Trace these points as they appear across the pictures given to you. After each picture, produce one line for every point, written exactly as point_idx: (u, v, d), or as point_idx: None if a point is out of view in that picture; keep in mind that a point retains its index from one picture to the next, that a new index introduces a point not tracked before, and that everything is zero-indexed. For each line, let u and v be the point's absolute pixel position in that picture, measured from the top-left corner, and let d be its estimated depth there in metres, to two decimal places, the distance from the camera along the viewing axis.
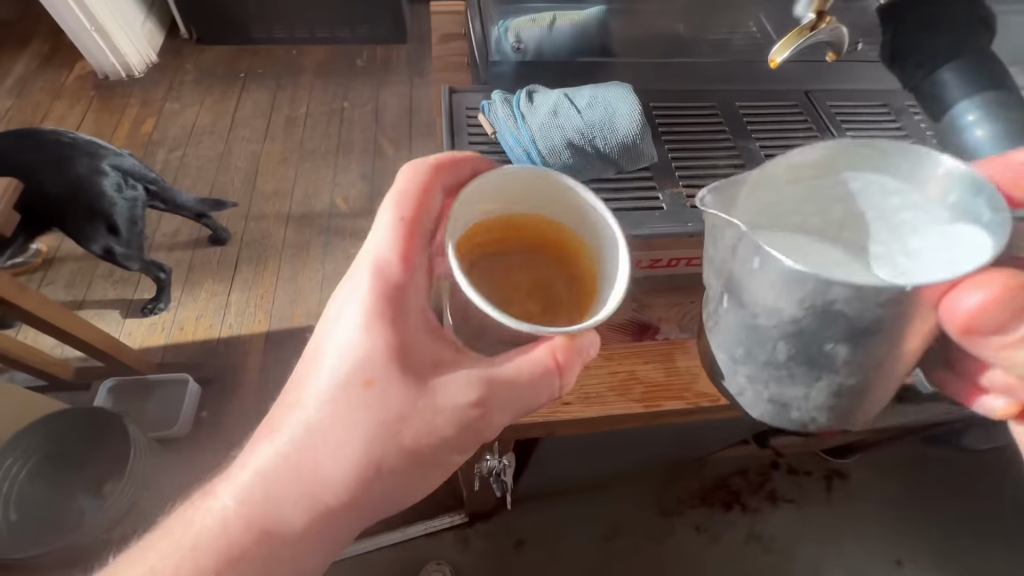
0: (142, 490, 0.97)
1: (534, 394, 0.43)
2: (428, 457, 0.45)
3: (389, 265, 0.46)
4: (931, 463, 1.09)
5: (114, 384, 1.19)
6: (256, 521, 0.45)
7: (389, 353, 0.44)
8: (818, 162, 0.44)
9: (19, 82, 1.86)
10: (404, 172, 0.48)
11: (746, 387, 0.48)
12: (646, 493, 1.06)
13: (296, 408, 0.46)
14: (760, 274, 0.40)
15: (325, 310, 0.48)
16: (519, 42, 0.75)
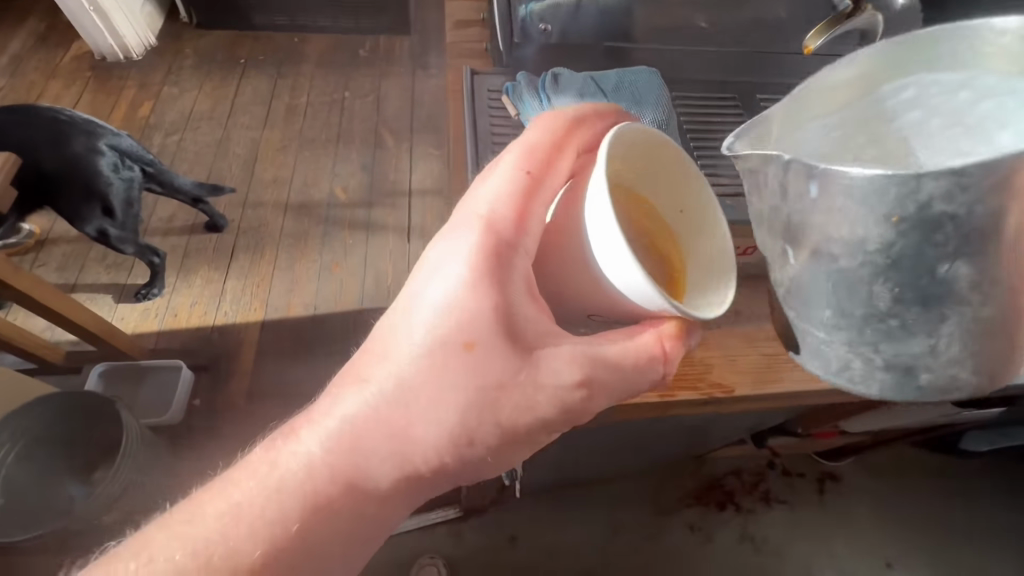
0: (135, 476, 0.96)
1: (636, 382, 0.42)
2: (522, 439, 0.42)
3: (503, 219, 0.41)
4: (921, 467, 1.10)
5: (105, 369, 1.17)
6: (345, 470, 0.40)
7: (497, 314, 0.40)
8: (853, 82, 0.41)
9: (13, 60, 1.83)
10: (538, 123, 0.44)
11: (842, 360, 0.40)
12: (642, 490, 1.06)
13: (387, 360, 0.41)
14: (825, 206, 0.34)
15: (424, 256, 0.43)
16: (546, 24, 0.65)
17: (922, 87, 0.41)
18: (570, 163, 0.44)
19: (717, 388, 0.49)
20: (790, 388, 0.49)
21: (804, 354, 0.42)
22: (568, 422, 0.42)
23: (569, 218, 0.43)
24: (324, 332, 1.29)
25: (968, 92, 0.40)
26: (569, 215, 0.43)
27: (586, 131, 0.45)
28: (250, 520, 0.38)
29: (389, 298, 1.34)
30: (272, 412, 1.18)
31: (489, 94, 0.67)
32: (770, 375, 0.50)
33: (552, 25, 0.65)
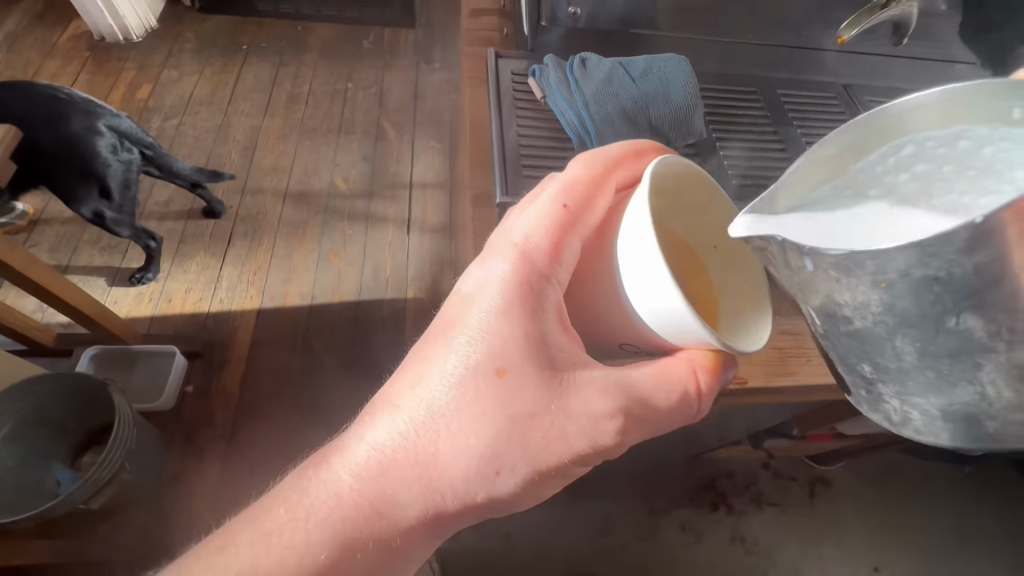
0: (125, 460, 0.95)
1: (669, 420, 0.42)
2: (554, 474, 0.40)
3: (537, 251, 0.42)
4: (910, 473, 1.11)
5: (97, 352, 1.15)
6: (372, 498, 0.39)
7: (529, 341, 0.40)
8: (834, 151, 0.36)
9: (9, 37, 1.80)
10: (581, 159, 0.45)
11: (892, 412, 0.31)
12: (636, 489, 1.06)
13: (420, 386, 0.41)
14: (815, 274, 0.28)
15: (458, 285, 0.44)
16: (575, 8, 0.66)
17: (924, 142, 0.33)
18: (608, 200, 0.45)
19: (733, 379, 0.48)
20: (802, 382, 0.49)
21: (863, 405, 0.33)
22: (601, 455, 0.41)
23: (603, 251, 0.44)
24: (320, 323, 1.27)
25: (978, 137, 0.31)
26: (600, 249, 0.44)
27: (625, 169, 0.46)
28: (279, 547, 0.38)
29: (387, 291, 1.33)
30: (264, 402, 1.16)
31: (513, 79, 0.65)
32: (784, 367, 0.50)
33: (581, 8, 0.66)
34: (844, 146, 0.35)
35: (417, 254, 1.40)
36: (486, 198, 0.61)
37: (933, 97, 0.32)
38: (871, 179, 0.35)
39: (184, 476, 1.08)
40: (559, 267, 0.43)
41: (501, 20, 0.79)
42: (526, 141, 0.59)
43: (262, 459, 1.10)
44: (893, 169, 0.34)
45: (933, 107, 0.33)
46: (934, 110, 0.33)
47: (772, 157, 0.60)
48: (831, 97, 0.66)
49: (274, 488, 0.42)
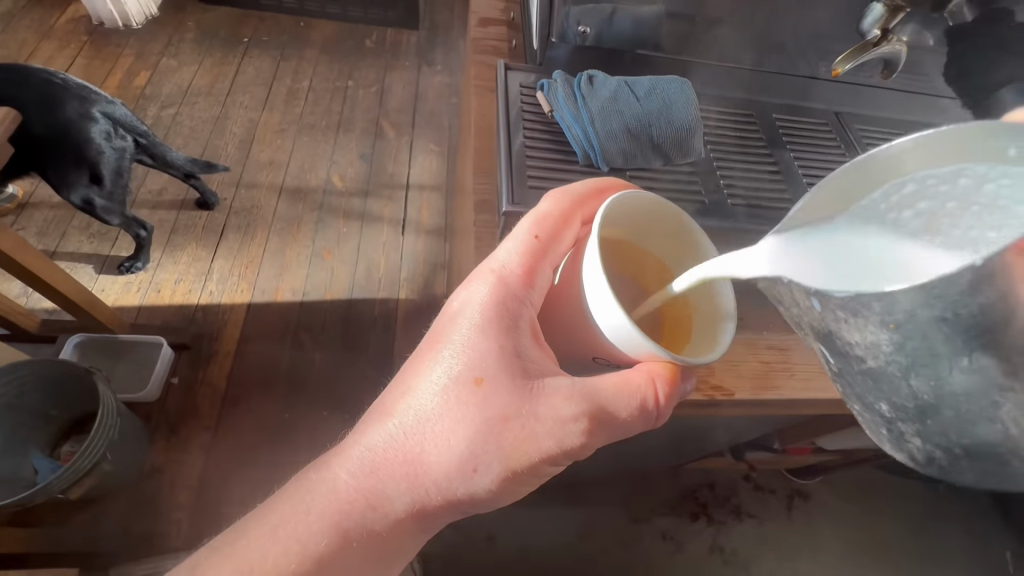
0: (107, 450, 0.94)
1: (631, 427, 0.42)
2: (528, 473, 0.41)
3: (512, 274, 0.43)
4: (884, 489, 1.14)
5: (82, 340, 1.14)
6: (361, 497, 0.40)
7: (505, 354, 0.41)
8: (831, 196, 0.36)
9: (4, 17, 1.77)
10: (550, 195, 0.46)
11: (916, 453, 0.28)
12: (619, 496, 1.07)
13: (407, 395, 0.42)
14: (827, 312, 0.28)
15: (445, 305, 0.45)
16: (584, 27, 0.67)
17: (925, 180, 0.32)
18: (575, 233, 0.46)
19: (719, 391, 0.50)
20: (786, 396, 0.51)
21: (886, 443, 0.30)
22: (569, 457, 0.41)
23: (571, 273, 0.44)
24: (311, 319, 1.27)
25: (976, 176, 0.30)
26: (572, 276, 0.45)
27: (593, 205, 0.47)
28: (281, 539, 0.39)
29: (379, 289, 1.33)
30: (250, 396, 1.16)
31: (521, 90, 0.66)
32: (769, 381, 0.51)
33: (590, 28, 0.67)
34: (838, 184, 0.35)
35: (411, 254, 1.40)
36: (486, 205, 0.63)
37: (905, 145, 0.32)
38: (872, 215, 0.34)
39: (168, 468, 1.06)
40: (533, 290, 0.44)
41: (507, 31, 0.80)
42: (531, 149, 0.60)
43: (246, 455, 1.09)
44: (897, 207, 0.33)
45: (918, 149, 0.32)
46: (915, 154, 0.33)
47: (766, 177, 0.62)
48: (823, 124, 0.68)
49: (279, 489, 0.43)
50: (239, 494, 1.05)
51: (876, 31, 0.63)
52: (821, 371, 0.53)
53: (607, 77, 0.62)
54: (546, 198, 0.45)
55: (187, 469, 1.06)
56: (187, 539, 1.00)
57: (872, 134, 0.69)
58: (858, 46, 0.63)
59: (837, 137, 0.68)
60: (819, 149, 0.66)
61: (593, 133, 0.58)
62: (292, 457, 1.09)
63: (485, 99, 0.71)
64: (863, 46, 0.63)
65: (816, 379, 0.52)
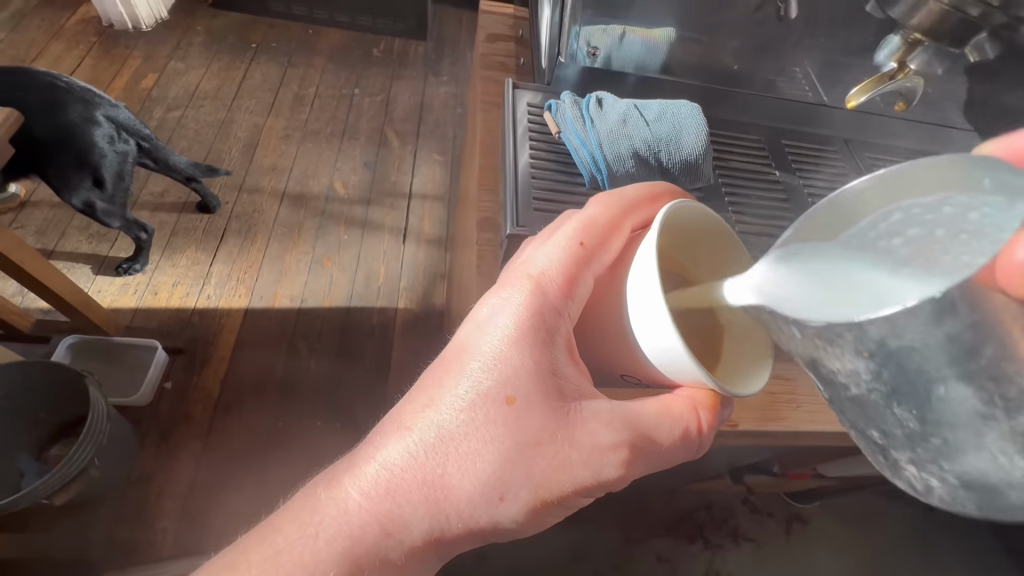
0: (95, 456, 0.92)
1: (671, 456, 0.41)
2: (558, 505, 0.39)
3: (550, 283, 0.42)
4: (883, 516, 1.12)
5: (75, 341, 1.12)
6: (378, 517, 0.38)
7: (539, 371, 0.40)
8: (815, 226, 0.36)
9: (15, 17, 1.78)
10: (598, 202, 0.46)
11: (914, 479, 0.31)
12: (615, 517, 1.05)
13: (432, 408, 0.41)
14: (810, 344, 0.33)
15: (472, 311, 0.45)
16: (593, 48, 0.67)
17: (910, 210, 0.33)
18: (621, 243, 0.45)
19: (724, 422, 0.48)
20: (790, 428, 0.49)
21: (886, 470, 0.34)
22: (603, 490, 0.40)
23: (614, 286, 0.43)
24: (308, 326, 1.26)
25: (959, 205, 0.31)
26: (612, 285, 0.44)
27: (642, 212, 0.47)
28: (285, 564, 0.37)
29: (378, 298, 1.33)
30: (244, 400, 1.15)
31: (528, 110, 0.65)
32: (774, 413, 0.50)
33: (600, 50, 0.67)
34: (823, 217, 0.36)
35: (411, 263, 1.40)
36: (489, 223, 0.62)
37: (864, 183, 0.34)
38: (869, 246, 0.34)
39: (160, 474, 1.05)
40: (570, 301, 0.43)
41: (515, 48, 0.81)
42: (536, 170, 0.60)
43: (237, 460, 1.08)
44: (886, 235, 0.34)
45: (878, 188, 0.33)
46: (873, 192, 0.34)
47: (775, 206, 0.61)
48: (832, 150, 0.68)
49: (285, 504, 0.42)
50: (227, 504, 1.03)
51: (892, 64, 0.63)
52: (826, 403, 0.51)
53: (618, 99, 0.62)
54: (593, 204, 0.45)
55: (178, 477, 1.05)
56: (172, 548, 0.97)
57: (880, 159, 0.69)
58: (874, 77, 0.63)
59: (846, 163, 0.67)
60: (829, 174, 0.65)
61: (600, 157, 0.57)
62: (283, 466, 1.07)
63: (491, 116, 0.71)
64: (878, 78, 0.63)
65: (821, 412, 0.51)
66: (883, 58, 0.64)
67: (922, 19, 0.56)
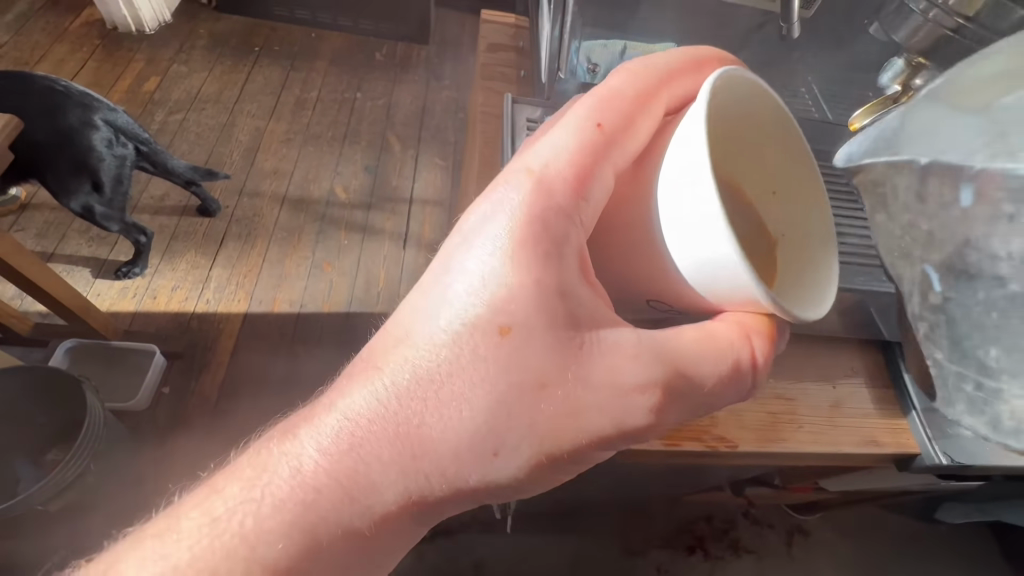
0: (93, 463, 0.91)
1: (720, 396, 0.39)
2: (565, 459, 0.36)
3: (558, 180, 0.37)
4: (886, 529, 1.11)
5: (74, 345, 1.13)
6: (342, 474, 0.35)
7: (542, 295, 0.35)
8: None
9: (19, 19, 1.79)
10: (620, 73, 0.40)
11: (1003, 411, 0.40)
12: (615, 528, 1.04)
13: (405, 343, 0.37)
14: (986, 212, 0.40)
15: (455, 225, 0.39)
16: (593, 64, 0.67)
17: None
18: (652, 127, 0.39)
19: (723, 443, 0.47)
20: (792, 449, 0.48)
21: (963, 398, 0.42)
22: (625, 439, 0.37)
23: (639, 188, 0.39)
24: (308, 330, 1.26)
25: None
26: (639, 180, 0.39)
27: (678, 85, 0.42)
28: (226, 531, 0.35)
29: (377, 303, 1.32)
30: (242, 402, 1.15)
31: (527, 125, 0.64)
32: (775, 434, 0.49)
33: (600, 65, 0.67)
34: (975, 86, 0.43)
35: (411, 268, 1.39)
36: None
37: None
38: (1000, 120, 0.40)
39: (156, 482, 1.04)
40: (582, 203, 0.37)
41: (516, 57, 0.81)
42: None
43: None
44: None
45: None
46: None
47: None
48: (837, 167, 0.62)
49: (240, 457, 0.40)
50: None
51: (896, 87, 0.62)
52: (828, 423, 0.50)
53: None
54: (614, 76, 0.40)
55: (173, 485, 1.04)
56: None
57: None
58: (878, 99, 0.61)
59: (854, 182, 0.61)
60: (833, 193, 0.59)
61: None
62: None
63: (492, 126, 0.71)
64: (883, 99, 0.60)
65: (823, 433, 0.50)
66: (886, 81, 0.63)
67: (922, 42, 0.57)
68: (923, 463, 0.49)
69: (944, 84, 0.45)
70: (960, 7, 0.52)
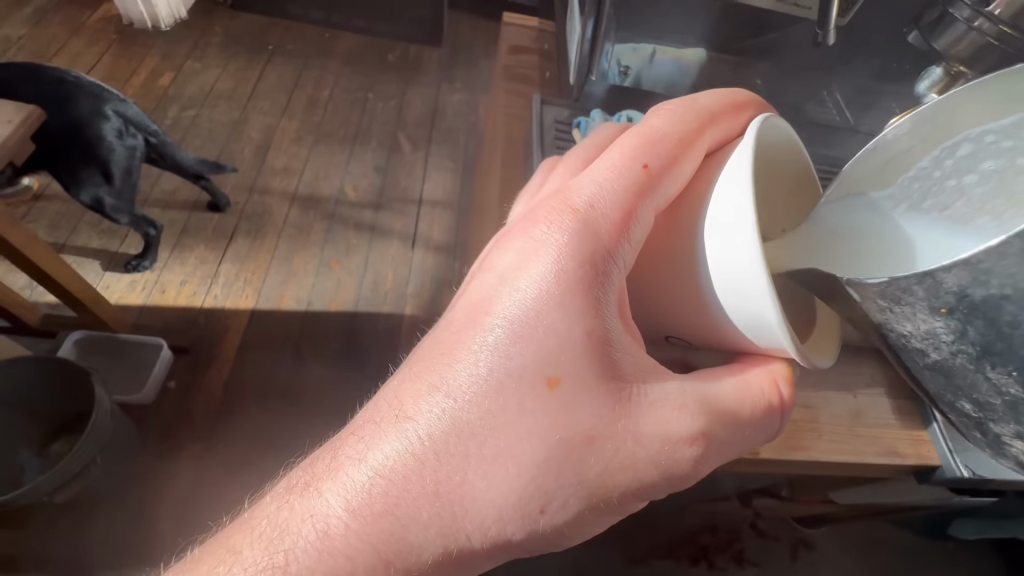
0: (97, 454, 0.90)
1: (754, 437, 0.39)
2: (611, 509, 0.36)
3: (604, 219, 0.37)
4: (891, 543, 1.10)
5: (82, 337, 1.12)
6: (376, 540, 0.34)
7: (590, 347, 0.36)
8: (902, 142, 0.41)
9: (37, 13, 1.80)
10: (665, 113, 0.41)
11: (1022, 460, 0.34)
12: (618, 536, 1.03)
13: (439, 392, 0.36)
14: (871, 306, 0.33)
15: (491, 265, 0.39)
16: (625, 67, 0.69)
17: (981, 138, 0.40)
18: (694, 164, 0.40)
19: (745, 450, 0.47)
20: (814, 457, 0.48)
21: (991, 450, 0.36)
22: (669, 487, 0.37)
23: (675, 224, 0.40)
24: (315, 330, 1.25)
25: (973, 137, 0.40)
26: (675, 223, 0.40)
27: (727, 122, 0.42)
28: None
29: (385, 304, 1.32)
30: (246, 399, 1.14)
31: (555, 126, 0.65)
32: (796, 441, 0.49)
33: (632, 68, 0.70)
34: (872, 174, 0.43)
35: (420, 269, 1.39)
36: None
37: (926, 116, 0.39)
38: (928, 192, 0.43)
39: (157, 478, 1.04)
40: (624, 244, 0.38)
41: (539, 61, 0.81)
42: None
43: (235, 463, 1.07)
44: (949, 171, 0.42)
45: (937, 118, 0.40)
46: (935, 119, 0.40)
47: None
48: None
49: (250, 510, 0.39)
50: (220, 506, 1.02)
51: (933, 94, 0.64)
52: (849, 432, 0.50)
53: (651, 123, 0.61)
54: (655, 118, 0.41)
55: (177, 482, 1.04)
56: (172, 550, 0.97)
57: None
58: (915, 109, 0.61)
59: None
60: None
61: None
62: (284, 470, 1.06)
63: (513, 128, 0.71)
64: None
65: (844, 442, 0.50)
66: (922, 91, 0.66)
67: (964, 50, 0.58)
68: (943, 475, 0.49)
69: (850, 176, 0.43)
70: (1003, 13, 0.52)
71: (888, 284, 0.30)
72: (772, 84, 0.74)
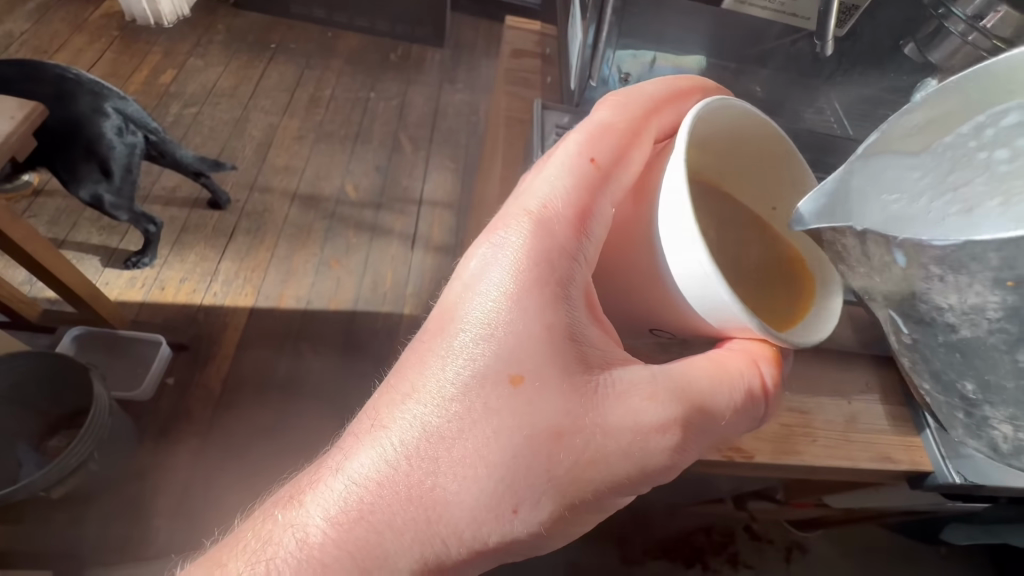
0: (95, 450, 0.90)
1: (736, 422, 0.39)
2: (587, 506, 0.36)
3: (558, 218, 0.39)
4: (885, 549, 1.11)
5: (81, 333, 1.12)
6: (354, 546, 0.34)
7: (551, 345, 0.36)
8: (940, 102, 0.36)
9: (40, 8, 1.80)
10: (608, 106, 0.44)
11: (1000, 440, 0.32)
12: (614, 538, 1.03)
13: (410, 400, 0.37)
14: (919, 274, 0.31)
15: (456, 275, 0.40)
16: (626, 74, 0.70)
17: None
18: (644, 151, 0.42)
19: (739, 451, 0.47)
20: (808, 462, 0.48)
21: (965, 435, 0.35)
22: (646, 480, 0.37)
23: (635, 212, 0.41)
24: (314, 328, 1.26)
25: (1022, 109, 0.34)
26: (635, 209, 0.41)
27: (668, 111, 0.45)
28: None
29: (384, 303, 1.32)
30: (243, 396, 1.15)
31: (556, 130, 0.65)
32: (792, 445, 0.49)
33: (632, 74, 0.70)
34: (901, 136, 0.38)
35: (419, 269, 1.40)
36: None
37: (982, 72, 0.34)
38: (956, 163, 0.37)
39: (154, 475, 1.04)
40: (584, 240, 0.39)
41: (540, 65, 0.82)
42: None
43: (231, 460, 1.07)
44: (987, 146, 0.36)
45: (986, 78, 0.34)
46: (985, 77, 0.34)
47: None
48: None
49: (241, 525, 0.40)
50: (217, 502, 1.02)
51: None
52: (845, 438, 0.50)
53: None
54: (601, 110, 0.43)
55: (174, 478, 1.04)
56: (169, 548, 0.97)
57: None
58: None
59: None
60: None
61: None
62: (282, 468, 1.07)
63: (514, 132, 0.71)
64: None
65: (838, 447, 0.50)
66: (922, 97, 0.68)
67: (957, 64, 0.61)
68: (935, 481, 0.49)
69: (882, 138, 0.37)
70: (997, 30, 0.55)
71: (964, 245, 0.27)
72: (772, 91, 0.74)
